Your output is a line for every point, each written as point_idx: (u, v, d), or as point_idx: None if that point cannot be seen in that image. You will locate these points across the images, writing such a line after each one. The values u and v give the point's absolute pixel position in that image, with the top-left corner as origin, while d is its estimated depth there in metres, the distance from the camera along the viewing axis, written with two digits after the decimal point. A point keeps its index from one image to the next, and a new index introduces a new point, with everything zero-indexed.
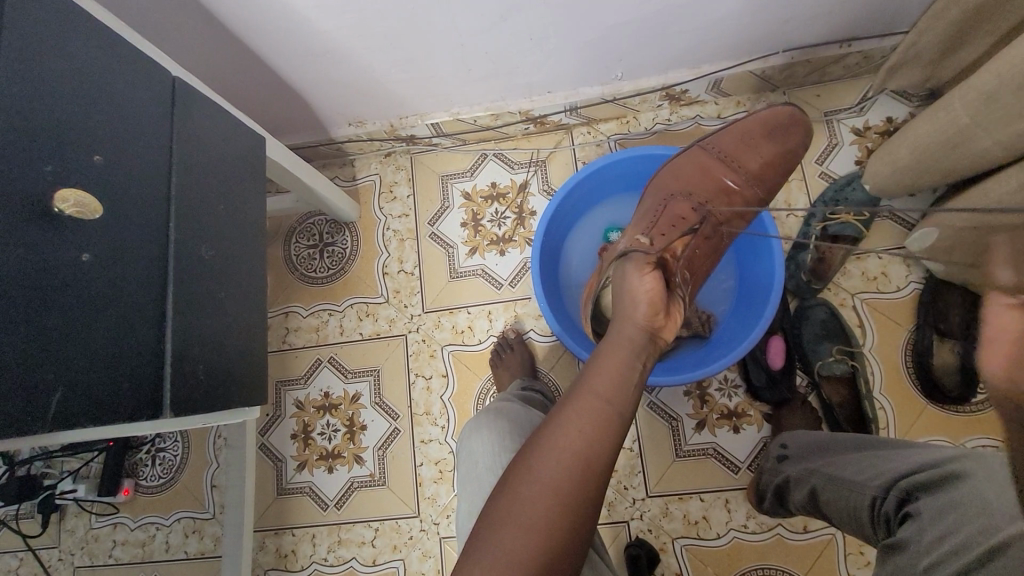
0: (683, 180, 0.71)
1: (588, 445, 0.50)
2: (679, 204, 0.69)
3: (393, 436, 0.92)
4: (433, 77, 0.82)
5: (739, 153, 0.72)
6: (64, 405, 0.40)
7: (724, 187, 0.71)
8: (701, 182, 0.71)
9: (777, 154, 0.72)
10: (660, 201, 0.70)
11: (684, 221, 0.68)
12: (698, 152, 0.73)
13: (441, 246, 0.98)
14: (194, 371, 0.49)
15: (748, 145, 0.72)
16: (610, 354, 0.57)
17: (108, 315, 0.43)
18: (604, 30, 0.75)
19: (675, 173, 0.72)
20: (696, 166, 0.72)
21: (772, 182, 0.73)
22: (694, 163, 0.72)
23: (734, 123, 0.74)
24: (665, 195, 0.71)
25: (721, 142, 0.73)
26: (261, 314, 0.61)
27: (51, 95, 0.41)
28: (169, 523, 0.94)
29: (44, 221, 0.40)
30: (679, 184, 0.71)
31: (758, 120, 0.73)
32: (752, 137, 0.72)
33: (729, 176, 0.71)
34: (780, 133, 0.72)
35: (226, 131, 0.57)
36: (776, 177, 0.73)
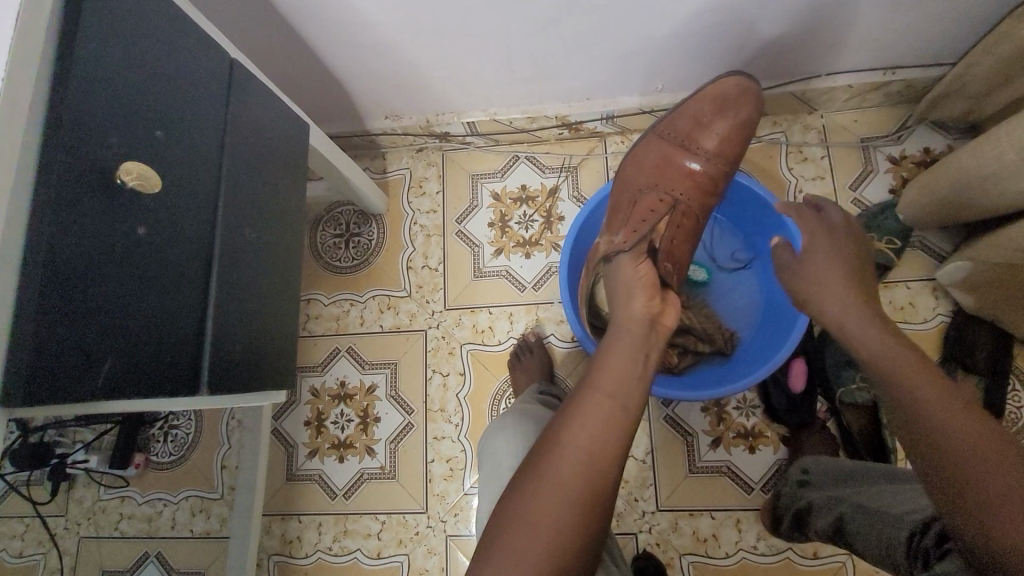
0: (650, 172, 0.71)
1: (599, 438, 0.49)
2: (645, 198, 0.69)
3: (406, 430, 0.92)
4: (475, 76, 0.83)
5: (693, 133, 0.71)
6: (112, 377, 0.40)
7: (688, 170, 0.70)
8: (665, 172, 0.70)
9: (731, 126, 0.70)
10: (626, 200, 0.71)
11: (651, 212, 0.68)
12: (652, 144, 0.73)
13: (466, 244, 0.98)
14: (231, 353, 0.49)
15: (702, 124, 0.70)
16: (618, 344, 0.57)
17: (157, 289, 0.43)
18: (650, 40, 0.75)
19: (639, 166, 0.72)
20: (654, 156, 0.71)
21: (735, 153, 0.71)
22: (652, 154, 0.72)
23: (682, 103, 0.72)
24: (634, 193, 0.71)
25: (676, 125, 0.72)
26: (294, 299, 0.62)
27: (120, 67, 0.41)
28: (176, 500, 0.94)
29: (105, 192, 0.40)
30: (644, 180, 0.71)
31: (705, 94, 0.71)
32: (705, 116, 0.70)
33: (690, 158, 0.70)
34: (731, 106, 0.70)
35: (276, 115, 0.57)
36: (737, 148, 0.71)
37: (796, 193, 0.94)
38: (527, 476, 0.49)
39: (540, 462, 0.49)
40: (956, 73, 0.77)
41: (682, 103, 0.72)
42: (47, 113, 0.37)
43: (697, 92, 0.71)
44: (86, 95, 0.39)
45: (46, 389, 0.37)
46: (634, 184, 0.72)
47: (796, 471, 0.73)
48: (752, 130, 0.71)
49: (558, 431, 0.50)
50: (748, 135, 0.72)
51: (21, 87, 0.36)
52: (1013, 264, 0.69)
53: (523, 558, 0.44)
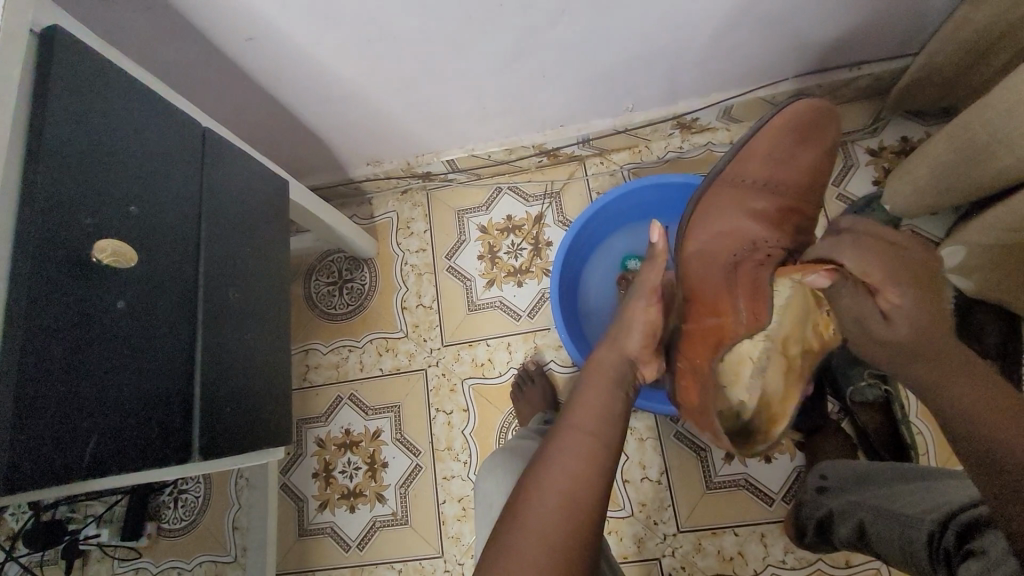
0: (731, 228, 0.62)
1: (566, 489, 0.48)
2: (746, 262, 0.60)
3: (414, 472, 0.91)
4: (449, 116, 0.85)
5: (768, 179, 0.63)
6: (99, 454, 0.40)
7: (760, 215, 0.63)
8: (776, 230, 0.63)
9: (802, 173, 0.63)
10: (718, 267, 0.61)
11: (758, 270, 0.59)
12: (734, 189, 0.64)
13: (459, 279, 0.98)
14: (220, 416, 0.50)
15: (781, 163, 0.64)
16: (592, 384, 0.57)
17: (143, 361, 0.43)
18: (614, 64, 0.77)
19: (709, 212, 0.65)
20: (736, 209, 0.63)
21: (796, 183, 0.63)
22: (730, 211, 0.63)
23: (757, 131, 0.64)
24: (723, 239, 0.62)
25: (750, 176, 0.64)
26: (285, 354, 0.62)
27: (93, 150, 0.42)
28: (190, 568, 0.93)
29: (82, 272, 0.40)
30: (739, 240, 0.62)
31: (781, 116, 0.63)
32: (799, 143, 0.64)
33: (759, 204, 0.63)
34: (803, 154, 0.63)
35: (251, 175, 0.59)
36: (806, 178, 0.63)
37: None
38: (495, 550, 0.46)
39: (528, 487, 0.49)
40: (919, 62, 0.78)
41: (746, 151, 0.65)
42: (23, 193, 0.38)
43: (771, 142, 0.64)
44: (60, 179, 0.40)
45: (32, 469, 0.37)
46: (735, 240, 0.62)
47: (814, 478, 0.70)
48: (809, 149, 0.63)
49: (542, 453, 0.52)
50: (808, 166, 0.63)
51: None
52: (1005, 244, 0.68)
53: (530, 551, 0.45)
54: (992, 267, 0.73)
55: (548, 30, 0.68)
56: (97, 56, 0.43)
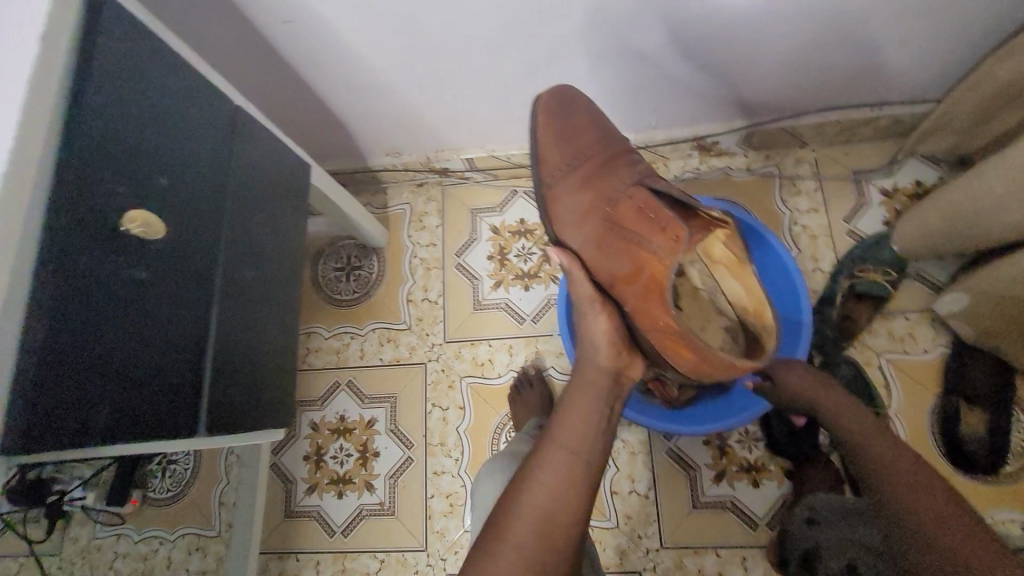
0: (583, 211, 0.61)
1: (541, 513, 0.49)
2: (620, 213, 0.59)
3: (406, 464, 0.92)
4: (474, 116, 0.85)
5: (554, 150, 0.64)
6: (111, 422, 0.41)
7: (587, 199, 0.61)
8: (602, 187, 0.61)
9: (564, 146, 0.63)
10: (612, 236, 0.59)
11: (649, 211, 0.57)
12: (556, 180, 0.63)
13: (467, 277, 0.99)
14: (228, 394, 0.50)
15: (563, 141, 0.63)
16: (576, 400, 0.56)
17: (158, 333, 0.44)
18: (642, 81, 0.78)
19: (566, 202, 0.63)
20: (572, 196, 0.62)
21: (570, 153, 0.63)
22: (569, 196, 0.62)
23: (534, 137, 0.64)
24: (582, 227, 0.61)
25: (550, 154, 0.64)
26: (290, 338, 0.62)
27: (129, 120, 0.43)
28: (173, 538, 0.93)
29: (109, 241, 0.41)
30: (597, 212, 0.60)
31: (541, 108, 0.64)
32: (560, 125, 0.64)
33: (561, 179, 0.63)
34: (566, 131, 0.64)
35: (275, 157, 0.59)
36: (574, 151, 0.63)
37: (791, 225, 0.95)
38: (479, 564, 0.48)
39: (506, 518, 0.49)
40: (942, 109, 0.79)
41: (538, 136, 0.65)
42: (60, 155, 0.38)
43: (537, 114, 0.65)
44: (96, 148, 0.40)
45: (51, 433, 0.37)
46: (592, 214, 0.61)
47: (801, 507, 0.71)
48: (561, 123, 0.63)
49: (520, 480, 0.52)
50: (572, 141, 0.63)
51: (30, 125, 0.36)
52: (1009, 296, 0.69)
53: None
54: (993, 316, 0.74)
55: (584, 40, 0.69)
56: (141, 28, 0.44)
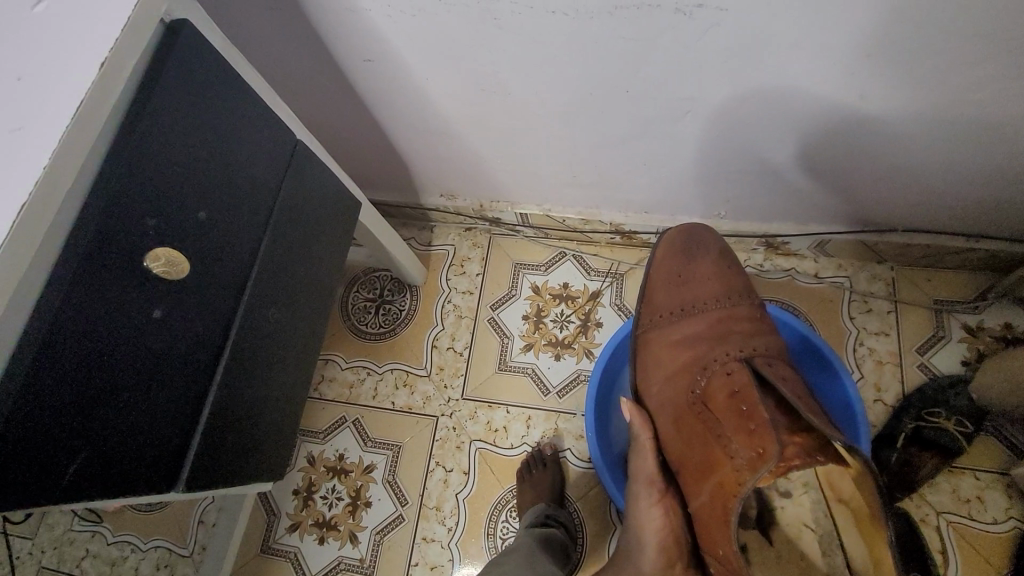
0: (674, 368, 0.61)
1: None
2: (710, 391, 0.56)
3: (395, 522, 0.85)
4: (536, 175, 0.82)
5: (664, 299, 0.65)
6: (81, 472, 0.36)
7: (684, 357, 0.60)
8: (704, 350, 0.59)
9: (676, 296, 0.64)
10: (696, 411, 0.56)
11: (742, 401, 0.53)
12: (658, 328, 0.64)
13: (497, 334, 0.94)
14: (221, 445, 0.46)
15: (676, 290, 0.64)
16: None
17: (157, 377, 0.40)
18: (719, 171, 0.73)
19: (656, 355, 0.63)
20: (668, 350, 0.62)
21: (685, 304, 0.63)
22: (665, 349, 0.62)
23: (649, 272, 0.67)
24: (668, 385, 0.61)
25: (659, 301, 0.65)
26: (300, 384, 0.59)
27: (178, 147, 0.40)
28: (144, 549, 0.89)
29: (128, 274, 0.37)
30: (687, 377, 0.59)
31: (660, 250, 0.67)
32: (678, 274, 0.65)
33: (662, 328, 0.64)
34: (684, 281, 0.64)
35: (323, 195, 0.57)
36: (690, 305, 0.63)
37: (856, 345, 0.86)
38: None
39: None
40: None
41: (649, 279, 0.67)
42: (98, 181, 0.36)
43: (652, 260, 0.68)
44: (137, 172, 0.37)
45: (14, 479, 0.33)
46: (681, 376, 0.60)
47: None
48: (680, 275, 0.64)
49: None
50: (688, 293, 0.63)
51: (78, 148, 0.33)
52: None
53: None
54: None
55: (667, 123, 0.65)
56: (213, 53, 0.42)
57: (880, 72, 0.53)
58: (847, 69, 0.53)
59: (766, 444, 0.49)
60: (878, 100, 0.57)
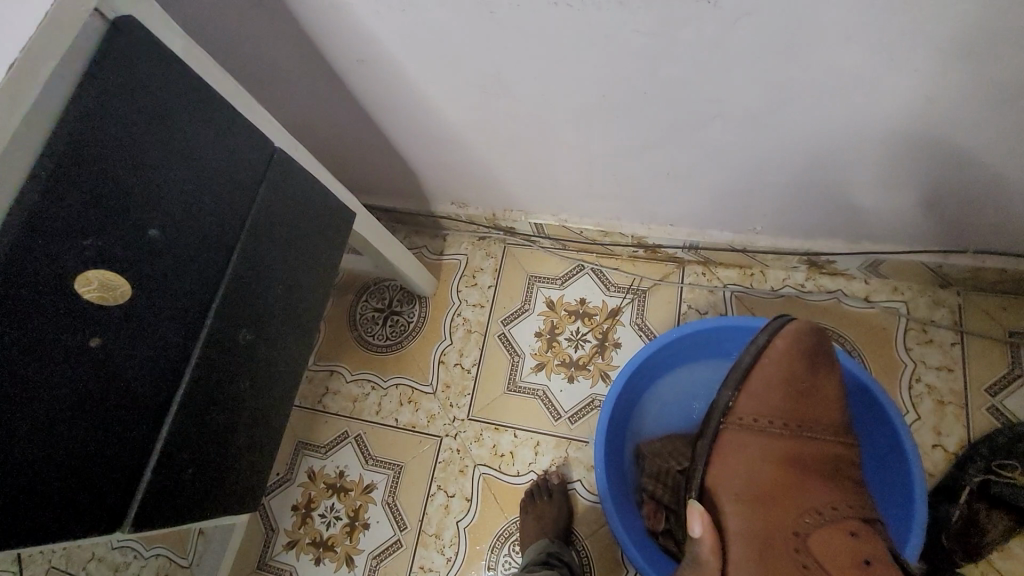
0: (769, 488, 0.53)
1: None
2: (820, 539, 0.51)
3: (393, 547, 0.81)
4: (550, 183, 0.76)
5: (769, 407, 0.56)
6: (4, 519, 0.33)
7: (788, 485, 0.53)
8: (812, 489, 0.53)
9: (782, 407, 0.56)
10: (795, 555, 0.50)
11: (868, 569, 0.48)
12: (752, 435, 0.56)
13: (507, 350, 0.89)
14: (175, 480, 0.43)
15: (788, 401, 0.56)
16: None
17: (96, 413, 0.37)
18: (754, 183, 0.65)
19: (745, 466, 0.55)
20: (764, 468, 0.54)
21: (790, 420, 0.56)
22: (760, 466, 0.54)
23: (754, 367, 0.57)
24: (759, 507, 0.53)
25: (757, 406, 0.56)
26: (278, 407, 0.55)
27: (121, 157, 0.36)
28: (146, 556, 0.88)
29: (59, 299, 0.34)
30: (786, 510, 0.52)
31: (776, 348, 0.57)
32: (797, 382, 0.56)
33: (760, 440, 0.55)
34: (797, 394, 0.56)
35: (307, 208, 0.53)
36: (795, 423, 0.56)
37: (911, 380, 0.76)
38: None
39: None
40: None
41: (750, 373, 0.57)
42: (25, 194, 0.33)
43: (757, 352, 0.58)
44: (68, 184, 0.34)
45: None
46: (783, 502, 0.53)
47: None
48: (793, 386, 0.56)
49: None
50: (796, 410, 0.56)
51: None
52: None
53: None
54: None
55: (691, 129, 0.58)
56: (167, 54, 0.38)
57: (950, 69, 0.44)
58: (908, 66, 0.44)
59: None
60: (946, 102, 0.48)
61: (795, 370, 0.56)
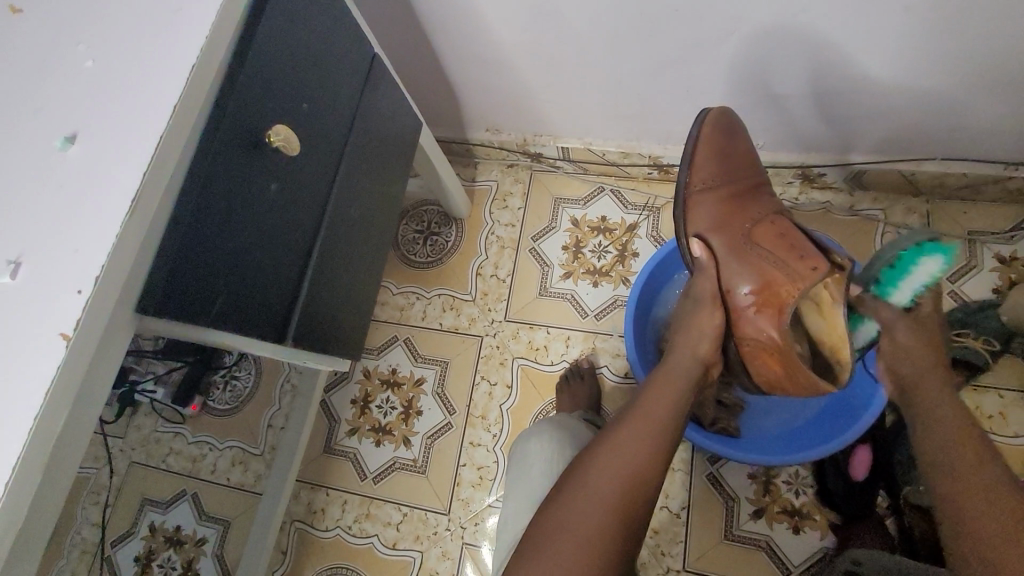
0: (721, 223, 0.61)
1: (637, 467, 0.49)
2: (761, 235, 0.59)
3: (445, 429, 0.94)
4: (580, 106, 0.86)
5: (712, 157, 0.62)
6: (222, 310, 0.44)
7: (732, 206, 0.61)
8: (750, 206, 0.62)
9: (719, 153, 0.63)
10: (748, 252, 0.59)
11: (797, 243, 0.57)
12: (704, 194, 0.62)
13: (538, 262, 1.00)
14: (315, 313, 0.54)
15: (721, 158, 0.62)
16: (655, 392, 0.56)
17: (274, 242, 0.47)
18: (760, 99, 0.76)
19: (700, 205, 0.62)
20: (716, 203, 0.62)
21: (728, 161, 0.63)
22: (710, 202, 0.62)
23: (693, 139, 0.63)
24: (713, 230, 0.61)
25: (703, 163, 0.63)
26: (369, 278, 0.66)
27: (288, 44, 0.46)
28: (221, 448, 1.00)
29: (255, 147, 0.44)
30: (734, 223, 0.61)
31: (706, 122, 0.63)
32: (727, 131, 0.63)
33: (710, 185, 0.62)
34: (727, 138, 0.63)
35: (394, 109, 0.63)
36: (734, 160, 0.63)
37: None
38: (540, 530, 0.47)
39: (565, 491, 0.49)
40: None
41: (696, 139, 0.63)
42: (232, 63, 0.43)
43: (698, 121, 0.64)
44: (258, 60, 0.44)
45: (178, 306, 0.41)
46: (732, 218, 0.61)
47: (843, 561, 0.69)
48: (729, 134, 0.63)
49: (595, 451, 0.51)
50: (733, 150, 0.63)
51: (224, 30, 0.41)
52: None
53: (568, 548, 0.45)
54: None
55: (711, 46, 0.68)
56: None
57: None
58: None
59: (823, 265, 0.54)
60: (921, 17, 0.59)
61: (714, 120, 0.63)
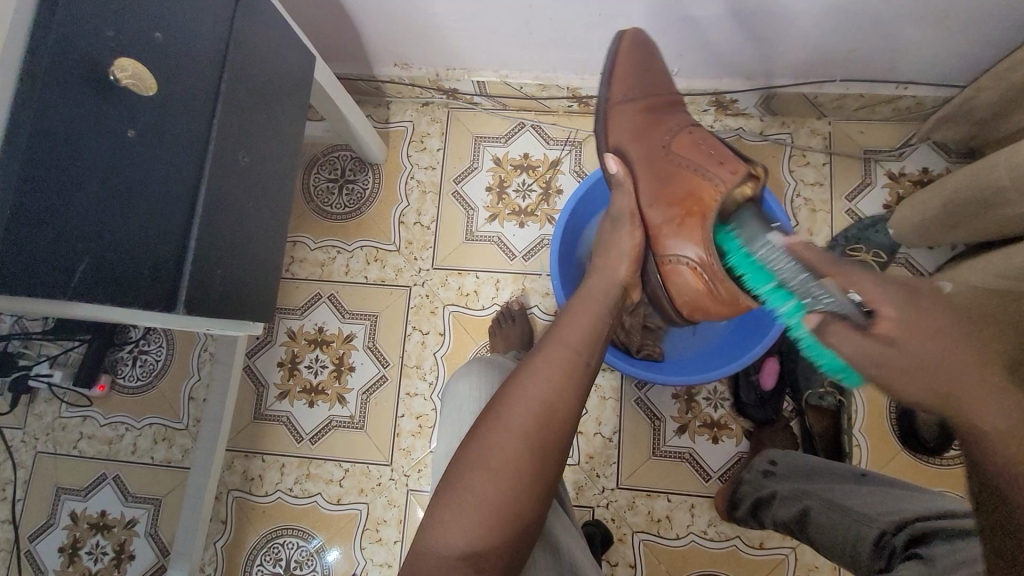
0: (638, 134, 0.63)
1: (549, 400, 0.50)
2: (679, 147, 0.60)
3: (380, 382, 0.92)
4: (491, 35, 0.81)
5: (637, 76, 0.64)
6: (87, 275, 0.41)
7: (656, 121, 0.63)
8: (667, 121, 0.63)
9: (641, 71, 0.64)
10: (667, 163, 0.60)
11: (711, 150, 0.58)
12: (625, 104, 0.64)
13: (462, 206, 0.97)
14: (210, 273, 0.50)
15: (641, 72, 0.64)
16: (573, 316, 0.57)
17: (139, 197, 0.44)
18: (676, 22, 0.74)
19: (621, 119, 0.64)
20: (641, 119, 0.63)
21: (644, 79, 0.64)
22: (636, 116, 0.63)
23: (612, 58, 0.66)
24: (637, 140, 0.62)
25: (624, 80, 0.64)
26: (268, 234, 0.61)
27: None
28: (139, 427, 0.93)
29: (97, 86, 0.41)
30: (654, 134, 0.62)
31: (625, 41, 0.65)
32: (638, 51, 0.65)
33: (633, 101, 0.64)
34: (645, 60, 0.65)
35: (272, 40, 0.56)
36: (625, 75, 0.64)
37: (793, 196, 0.94)
38: (455, 474, 0.48)
39: (482, 432, 0.49)
40: (967, 94, 0.77)
41: (616, 57, 0.65)
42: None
43: (618, 41, 0.66)
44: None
45: (27, 267, 0.38)
46: (654, 131, 0.62)
47: (762, 461, 0.76)
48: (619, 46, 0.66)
49: (514, 383, 0.52)
50: (619, 62, 0.65)
51: None
52: None
53: (485, 483, 0.47)
54: None
55: None
56: None
57: None
58: None
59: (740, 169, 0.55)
60: None
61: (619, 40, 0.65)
